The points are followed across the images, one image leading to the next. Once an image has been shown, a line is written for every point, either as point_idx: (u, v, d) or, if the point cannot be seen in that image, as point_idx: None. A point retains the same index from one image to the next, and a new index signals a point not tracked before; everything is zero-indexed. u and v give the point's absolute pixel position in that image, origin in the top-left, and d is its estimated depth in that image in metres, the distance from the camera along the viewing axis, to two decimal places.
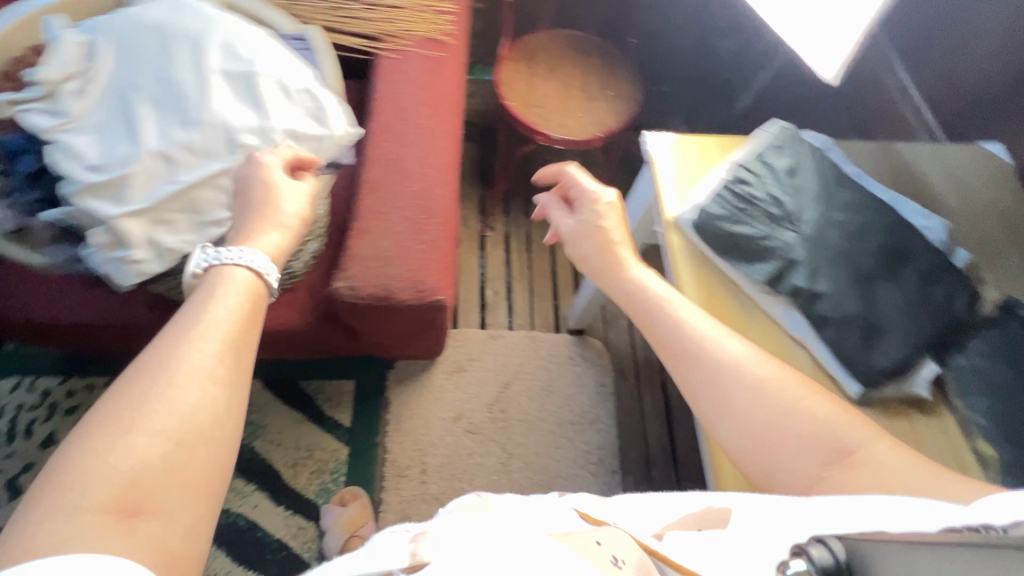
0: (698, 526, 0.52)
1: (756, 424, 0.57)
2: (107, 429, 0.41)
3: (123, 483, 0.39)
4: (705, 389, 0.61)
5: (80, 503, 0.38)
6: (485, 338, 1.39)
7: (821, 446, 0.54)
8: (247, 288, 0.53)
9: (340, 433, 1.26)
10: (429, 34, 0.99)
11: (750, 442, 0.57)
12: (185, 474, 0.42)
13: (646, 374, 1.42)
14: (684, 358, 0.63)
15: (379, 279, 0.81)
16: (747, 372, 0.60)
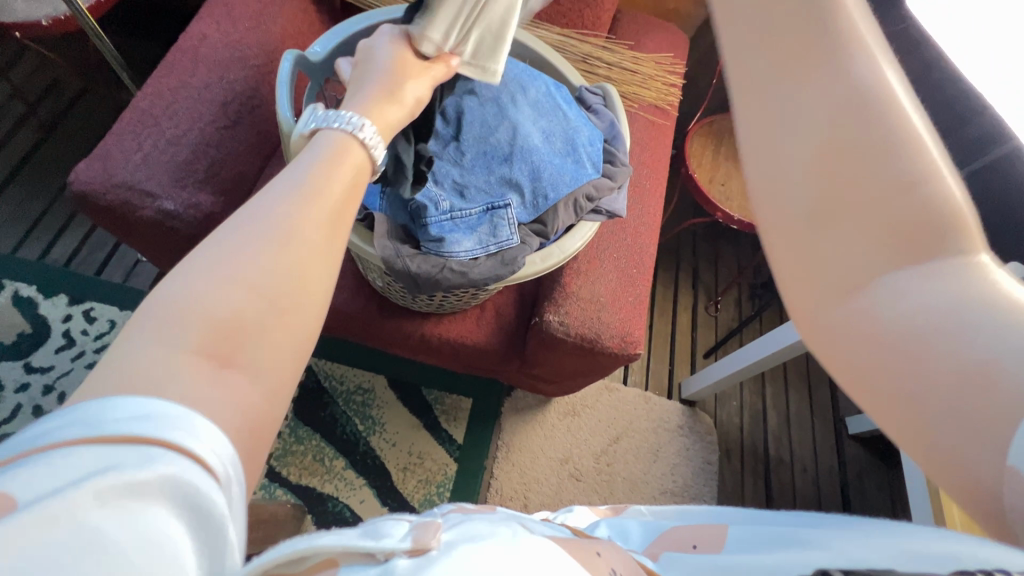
0: (694, 543, 0.44)
1: (815, 180, 0.37)
2: (222, 265, 0.34)
3: (214, 329, 0.32)
4: (808, 99, 0.37)
5: (181, 336, 0.31)
6: (601, 388, 1.40)
7: (895, 232, 0.37)
8: (356, 159, 0.46)
9: (451, 448, 1.28)
10: (656, 102, 1.05)
11: (794, 197, 0.38)
12: (271, 337, 0.34)
13: (751, 462, 1.40)
14: (793, 54, 0.37)
15: (593, 322, 0.85)
16: (863, 112, 0.36)
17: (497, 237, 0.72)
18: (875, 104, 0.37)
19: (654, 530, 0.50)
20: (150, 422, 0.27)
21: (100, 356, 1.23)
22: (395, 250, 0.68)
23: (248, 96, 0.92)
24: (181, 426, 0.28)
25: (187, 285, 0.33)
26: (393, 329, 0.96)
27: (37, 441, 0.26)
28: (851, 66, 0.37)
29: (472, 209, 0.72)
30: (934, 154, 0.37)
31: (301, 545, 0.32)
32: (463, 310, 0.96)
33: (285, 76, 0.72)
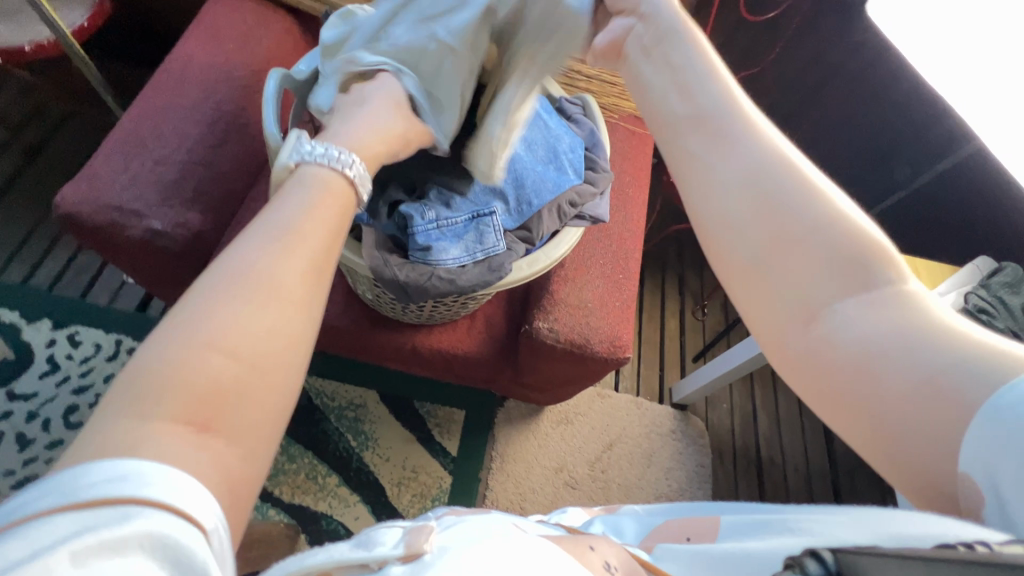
0: (686, 534, 0.46)
1: (757, 226, 0.41)
2: (191, 328, 0.32)
3: (189, 397, 0.30)
4: (726, 163, 0.43)
5: (154, 405, 0.29)
6: (593, 395, 1.41)
7: (831, 266, 0.40)
8: (340, 195, 0.45)
9: (445, 461, 1.27)
10: (636, 113, 1.08)
11: (743, 242, 0.42)
12: (251, 399, 0.32)
13: (743, 464, 1.41)
14: (708, 126, 0.44)
15: (581, 327, 0.86)
16: (775, 171, 0.42)
17: (484, 243, 0.73)
18: (782, 162, 0.42)
19: (648, 525, 0.51)
20: (125, 485, 0.27)
21: (85, 380, 1.21)
22: (384, 259, 0.69)
23: (234, 116, 0.93)
24: (150, 482, 0.27)
25: (156, 352, 0.31)
26: (384, 342, 0.96)
27: (14, 515, 0.26)
28: (756, 138, 0.43)
29: (458, 217, 0.73)
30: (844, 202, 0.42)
31: (292, 569, 0.35)
32: (453, 320, 0.97)
33: (270, 93, 0.74)
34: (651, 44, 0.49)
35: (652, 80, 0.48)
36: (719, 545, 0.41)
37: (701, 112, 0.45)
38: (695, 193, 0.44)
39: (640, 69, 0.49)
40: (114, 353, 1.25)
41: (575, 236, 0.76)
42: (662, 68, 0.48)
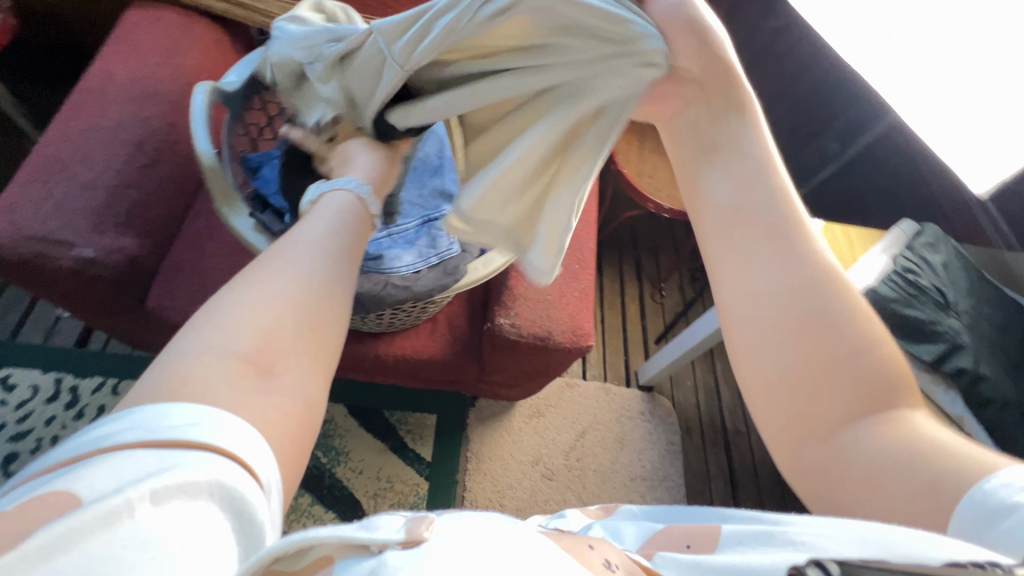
0: (687, 542, 0.39)
1: (793, 341, 0.40)
2: (266, 284, 0.40)
3: (259, 336, 0.38)
4: (765, 277, 0.42)
5: (232, 340, 0.37)
6: (562, 386, 1.43)
7: (854, 389, 0.39)
8: (354, 208, 0.52)
9: (421, 467, 1.26)
10: None
11: (777, 355, 0.41)
12: (303, 347, 0.39)
13: (711, 437, 1.46)
14: (753, 235, 0.44)
15: (543, 320, 0.87)
16: (812, 288, 0.41)
17: (437, 247, 0.73)
18: (820, 279, 0.41)
19: (648, 531, 0.44)
20: (200, 427, 0.32)
21: (23, 426, 1.13)
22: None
23: (166, 132, 0.89)
24: (223, 432, 0.33)
25: (232, 299, 0.39)
26: (347, 355, 0.95)
27: (102, 442, 0.31)
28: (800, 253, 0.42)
29: (409, 224, 0.74)
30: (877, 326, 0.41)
31: (296, 539, 0.32)
32: (416, 325, 0.97)
33: (199, 109, 0.72)
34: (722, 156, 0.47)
35: (713, 179, 0.47)
36: (717, 557, 0.35)
37: (755, 223, 0.44)
38: (733, 297, 0.44)
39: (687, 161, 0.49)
40: (53, 394, 1.16)
41: None
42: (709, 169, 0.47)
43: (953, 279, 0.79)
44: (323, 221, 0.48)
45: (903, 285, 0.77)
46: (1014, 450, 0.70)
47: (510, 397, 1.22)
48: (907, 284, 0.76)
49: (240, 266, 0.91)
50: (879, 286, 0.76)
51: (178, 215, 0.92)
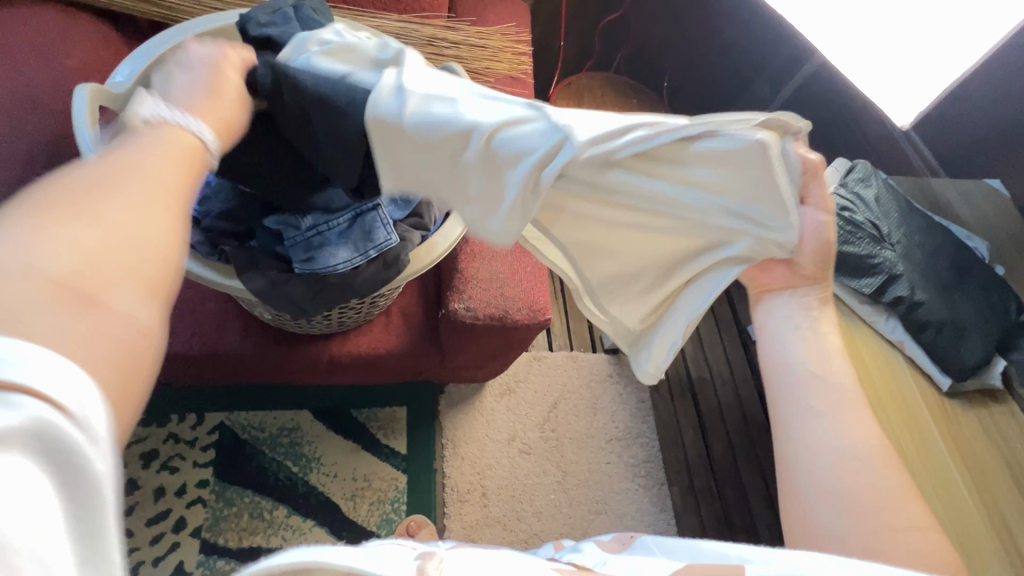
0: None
1: (840, 492, 0.52)
2: (94, 198, 0.32)
3: (81, 260, 0.30)
4: (814, 448, 0.54)
5: (44, 257, 0.29)
6: (529, 361, 1.43)
7: (888, 534, 0.50)
8: (188, 149, 0.40)
9: (397, 461, 1.24)
10: (510, 73, 1.06)
11: (826, 501, 0.52)
12: (142, 280, 0.32)
13: (678, 389, 1.50)
14: (799, 412, 0.56)
15: (497, 299, 0.85)
16: (858, 459, 0.53)
17: (374, 239, 0.65)
18: (855, 451, 0.53)
19: (667, 565, 0.49)
20: (16, 367, 0.25)
21: None
22: (268, 279, 0.63)
23: (60, 146, 0.81)
24: (47, 377, 0.25)
25: (49, 210, 0.30)
26: (300, 361, 0.90)
27: None
28: (841, 431, 0.54)
29: (338, 217, 0.65)
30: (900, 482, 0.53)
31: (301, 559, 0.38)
32: (370, 320, 0.93)
33: (82, 114, 0.64)
34: (796, 302, 0.60)
35: (787, 367, 0.58)
36: None
37: (822, 390, 0.56)
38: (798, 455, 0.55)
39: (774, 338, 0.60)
40: None
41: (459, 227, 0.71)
42: (779, 353, 0.59)
43: (886, 211, 0.81)
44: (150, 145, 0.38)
45: (840, 223, 0.79)
46: (952, 367, 0.74)
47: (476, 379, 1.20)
48: (844, 221, 0.79)
49: None
50: None
51: None
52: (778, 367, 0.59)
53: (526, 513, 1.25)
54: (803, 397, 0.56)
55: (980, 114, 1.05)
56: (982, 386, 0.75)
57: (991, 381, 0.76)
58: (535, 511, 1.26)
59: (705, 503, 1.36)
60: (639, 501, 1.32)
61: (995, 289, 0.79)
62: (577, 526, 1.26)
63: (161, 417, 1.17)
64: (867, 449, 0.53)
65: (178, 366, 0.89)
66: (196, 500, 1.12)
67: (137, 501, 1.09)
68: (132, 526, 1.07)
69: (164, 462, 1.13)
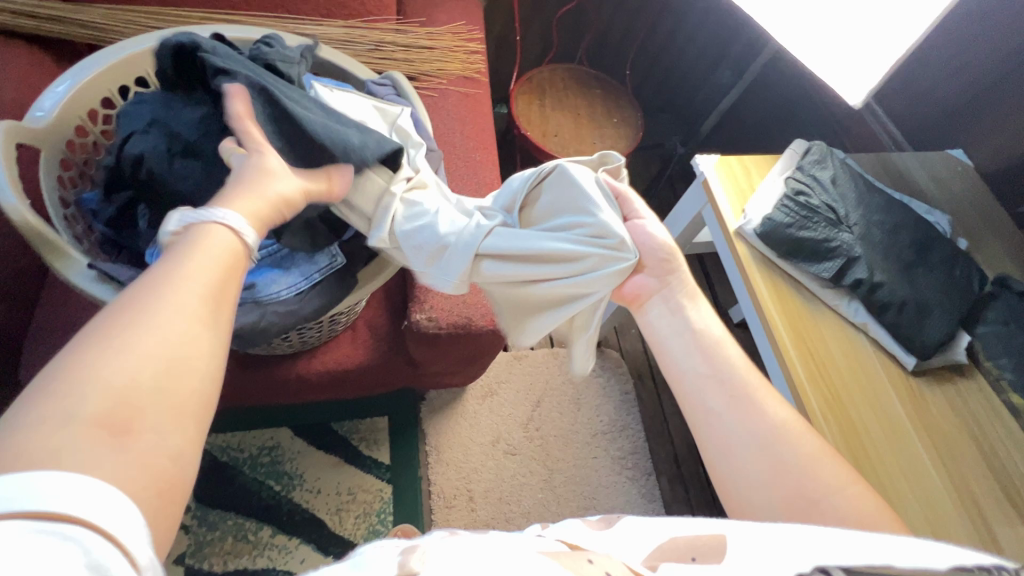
0: (692, 553, 0.44)
1: (755, 469, 0.50)
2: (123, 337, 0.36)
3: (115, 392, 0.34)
4: (720, 430, 0.53)
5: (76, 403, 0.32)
6: (510, 360, 1.42)
7: (794, 505, 0.48)
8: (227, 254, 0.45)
9: (381, 472, 1.23)
10: (463, 73, 1.04)
11: (742, 479, 0.51)
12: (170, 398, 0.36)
13: (662, 378, 1.49)
14: (702, 396, 0.56)
15: (459, 307, 0.84)
16: (766, 438, 0.51)
17: (318, 262, 0.67)
18: (765, 430, 0.52)
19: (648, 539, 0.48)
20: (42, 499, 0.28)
21: None
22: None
23: None
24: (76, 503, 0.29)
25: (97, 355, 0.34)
26: (265, 383, 0.89)
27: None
28: (748, 414, 0.53)
29: (283, 244, 0.68)
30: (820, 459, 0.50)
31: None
32: (335, 336, 0.92)
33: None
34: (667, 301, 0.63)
35: (679, 358, 0.59)
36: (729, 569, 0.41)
37: (722, 390, 0.55)
38: (714, 450, 0.53)
39: (663, 332, 0.61)
40: None
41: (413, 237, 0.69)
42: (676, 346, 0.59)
43: (843, 193, 0.80)
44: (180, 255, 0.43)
45: (797, 208, 0.79)
46: (917, 346, 0.73)
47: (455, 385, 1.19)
48: (800, 206, 0.78)
49: None
50: (773, 214, 0.78)
51: (42, 270, 0.83)
52: (676, 362, 0.59)
53: (514, 514, 1.25)
54: (699, 386, 0.56)
55: (942, 83, 1.03)
56: (948, 362, 0.74)
57: (957, 357, 0.74)
58: (523, 511, 1.25)
59: (695, 490, 1.36)
60: (628, 493, 1.32)
61: (957, 265, 0.77)
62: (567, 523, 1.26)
63: None
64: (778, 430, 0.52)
65: None
66: (178, 526, 1.11)
67: None
68: None
69: None
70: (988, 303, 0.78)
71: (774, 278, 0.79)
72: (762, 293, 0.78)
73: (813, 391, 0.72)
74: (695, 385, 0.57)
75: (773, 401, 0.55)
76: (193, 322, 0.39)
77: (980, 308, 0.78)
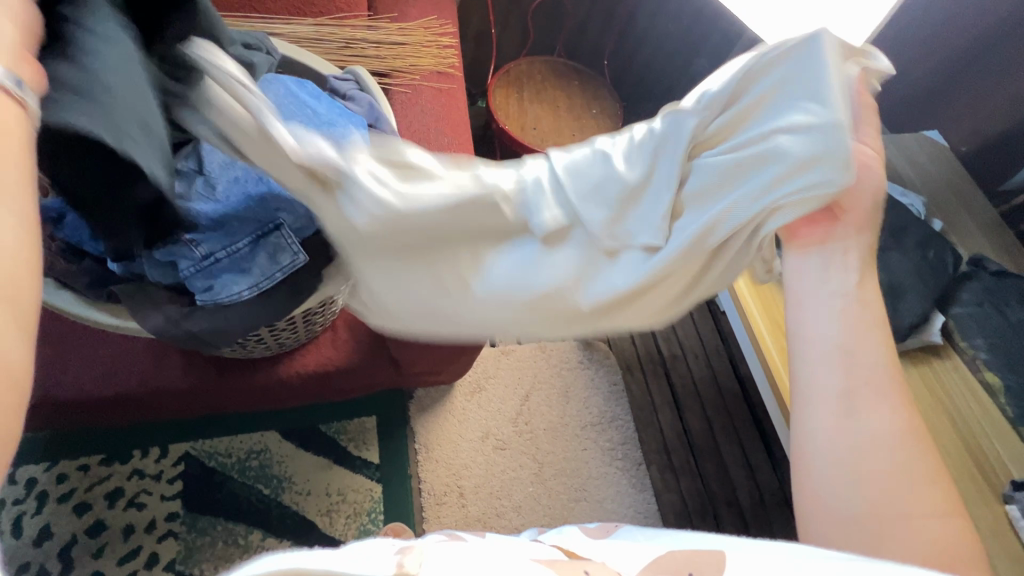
0: (690, 569, 0.44)
1: (854, 474, 0.46)
2: None
3: None
4: (836, 424, 0.48)
5: None
6: (498, 356, 1.42)
7: (891, 525, 0.45)
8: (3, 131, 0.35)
9: (371, 471, 1.23)
10: (436, 68, 1.03)
11: (840, 480, 0.47)
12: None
13: (651, 368, 1.49)
14: (838, 384, 0.48)
15: None
16: (883, 450, 0.46)
17: (280, 262, 0.61)
18: (884, 439, 0.47)
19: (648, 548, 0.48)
20: None
21: None
22: (166, 315, 0.58)
23: None
24: None
25: None
26: (244, 387, 0.88)
27: None
28: (873, 417, 0.47)
29: (238, 241, 0.60)
30: (934, 485, 0.46)
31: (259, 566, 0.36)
32: (314, 338, 0.91)
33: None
34: (827, 264, 0.51)
35: (823, 340, 0.49)
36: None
37: (849, 369, 0.48)
38: (817, 431, 0.48)
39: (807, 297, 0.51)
40: None
41: None
42: (823, 321, 0.50)
43: None
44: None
45: None
46: (890, 329, 0.73)
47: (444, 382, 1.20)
48: None
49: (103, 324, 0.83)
50: None
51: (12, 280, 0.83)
52: (808, 345, 0.50)
53: (505, 509, 1.25)
54: (832, 376, 0.48)
55: (917, 65, 1.03)
56: (923, 344, 0.74)
57: (933, 338, 0.74)
58: (514, 505, 1.26)
59: (685, 478, 1.36)
60: (619, 484, 1.33)
61: (931, 246, 0.77)
62: (558, 514, 1.26)
63: (124, 453, 1.15)
64: (898, 442, 0.47)
65: (117, 408, 0.86)
66: (167, 534, 1.10)
67: (106, 541, 1.08)
68: (103, 566, 1.06)
69: (130, 499, 1.12)
70: (963, 283, 0.78)
71: None
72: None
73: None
74: (825, 372, 0.49)
75: (903, 402, 0.48)
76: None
77: (955, 289, 0.78)
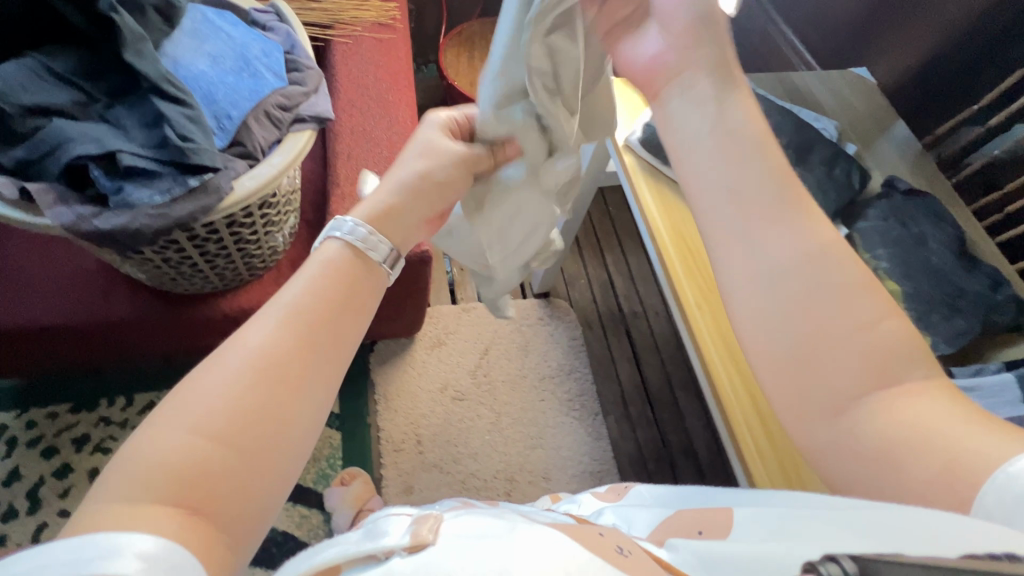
0: (699, 528, 0.43)
1: (776, 309, 0.44)
2: (192, 410, 0.37)
3: (179, 472, 0.35)
4: (743, 274, 0.46)
5: (180, 430, 0.36)
6: (458, 312, 1.45)
7: (846, 365, 0.42)
8: (342, 266, 0.48)
9: (330, 420, 1.27)
10: (377, 20, 1.07)
11: (770, 336, 0.44)
12: (236, 454, 0.37)
13: (611, 324, 1.52)
14: (746, 232, 0.46)
15: None
16: (818, 284, 0.44)
17: (188, 172, 0.62)
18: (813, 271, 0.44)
19: (659, 517, 0.49)
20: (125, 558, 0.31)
21: None
22: (75, 212, 0.57)
23: None
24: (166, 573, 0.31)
25: (197, 385, 0.39)
26: (188, 320, 0.92)
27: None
28: (780, 254, 0.45)
29: (143, 151, 0.60)
30: (875, 306, 0.43)
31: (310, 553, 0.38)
32: (258, 276, 0.95)
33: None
34: (687, 91, 0.51)
35: (709, 190, 0.48)
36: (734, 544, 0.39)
37: (740, 213, 0.46)
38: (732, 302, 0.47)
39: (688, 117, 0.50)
40: None
41: (303, 138, 0.69)
42: (709, 167, 0.48)
43: None
44: (315, 277, 0.46)
45: None
46: None
47: (410, 327, 1.27)
48: None
49: (58, 260, 0.90)
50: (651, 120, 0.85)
51: None
52: (722, 187, 0.48)
53: (462, 455, 1.29)
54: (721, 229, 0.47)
55: None
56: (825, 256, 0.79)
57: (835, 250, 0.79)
58: (470, 452, 1.29)
59: (642, 428, 1.38)
60: (576, 432, 1.36)
61: (839, 164, 0.81)
62: (514, 462, 1.29)
63: (91, 402, 1.20)
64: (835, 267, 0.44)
65: (65, 339, 0.91)
66: None
67: (71, 483, 1.12)
68: (67, 505, 1.10)
69: (96, 444, 1.16)
70: (870, 203, 0.82)
71: (656, 183, 0.87)
72: (647, 202, 0.86)
73: (687, 282, 0.79)
74: (718, 225, 0.48)
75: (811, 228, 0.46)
76: (292, 365, 0.41)
77: (863, 207, 0.82)
